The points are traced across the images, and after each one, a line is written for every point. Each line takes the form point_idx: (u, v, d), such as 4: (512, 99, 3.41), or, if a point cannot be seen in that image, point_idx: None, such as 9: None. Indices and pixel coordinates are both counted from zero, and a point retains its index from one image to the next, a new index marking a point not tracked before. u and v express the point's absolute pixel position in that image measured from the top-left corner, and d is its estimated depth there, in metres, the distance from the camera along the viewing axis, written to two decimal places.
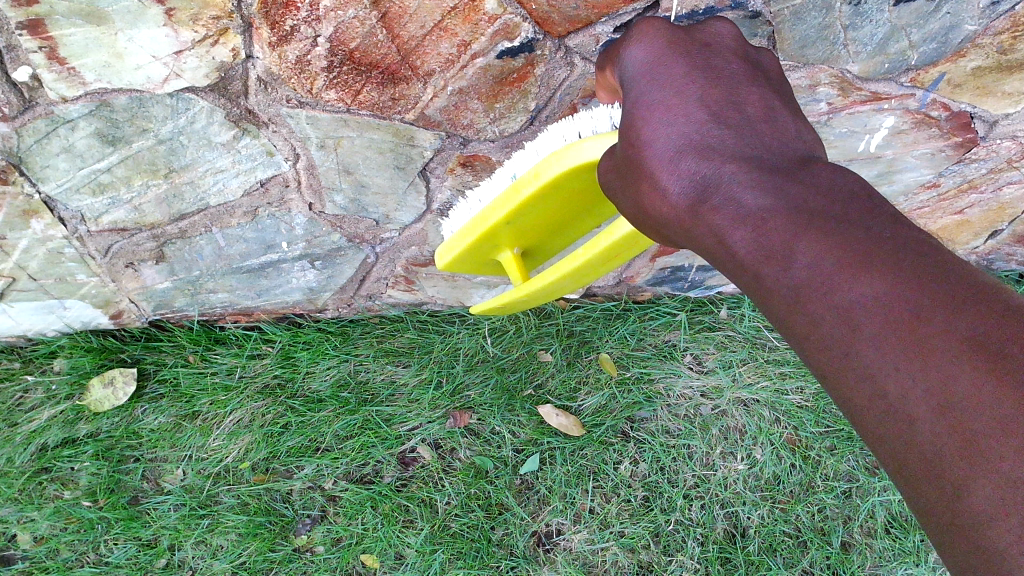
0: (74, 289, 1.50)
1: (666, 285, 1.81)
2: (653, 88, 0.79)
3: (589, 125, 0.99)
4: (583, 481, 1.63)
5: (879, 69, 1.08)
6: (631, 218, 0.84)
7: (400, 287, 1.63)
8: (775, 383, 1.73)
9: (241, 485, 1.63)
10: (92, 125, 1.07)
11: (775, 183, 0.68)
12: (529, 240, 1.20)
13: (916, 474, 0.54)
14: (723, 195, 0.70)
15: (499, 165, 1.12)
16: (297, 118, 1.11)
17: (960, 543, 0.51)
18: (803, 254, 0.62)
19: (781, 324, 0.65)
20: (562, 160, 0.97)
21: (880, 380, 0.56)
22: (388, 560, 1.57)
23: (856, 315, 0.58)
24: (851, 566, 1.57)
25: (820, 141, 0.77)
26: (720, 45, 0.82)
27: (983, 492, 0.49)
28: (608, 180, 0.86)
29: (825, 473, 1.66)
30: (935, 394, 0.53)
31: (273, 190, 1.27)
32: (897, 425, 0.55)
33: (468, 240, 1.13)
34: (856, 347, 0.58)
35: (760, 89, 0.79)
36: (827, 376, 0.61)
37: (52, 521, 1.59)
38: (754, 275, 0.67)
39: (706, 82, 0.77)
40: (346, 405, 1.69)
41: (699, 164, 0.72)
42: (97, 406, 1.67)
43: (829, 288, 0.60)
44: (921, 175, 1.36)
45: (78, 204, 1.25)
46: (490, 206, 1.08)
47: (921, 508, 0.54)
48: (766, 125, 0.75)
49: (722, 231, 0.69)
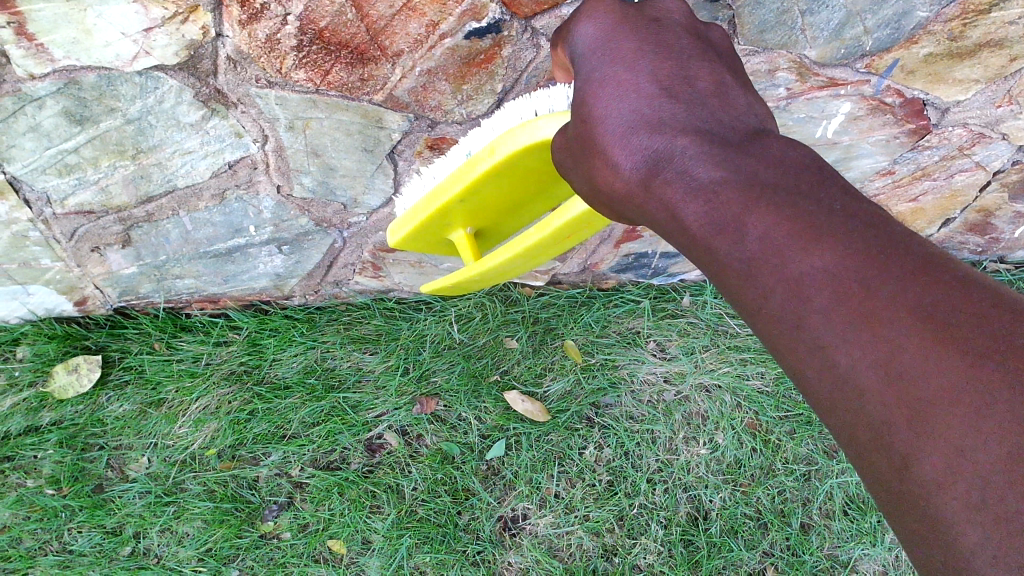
0: (38, 274, 1.49)
1: (630, 272, 1.83)
2: (603, 65, 0.81)
3: (546, 104, 1.02)
4: (548, 466, 1.66)
5: (835, 54, 1.12)
6: (583, 193, 0.87)
7: (367, 273, 1.64)
8: (736, 368, 1.77)
9: (207, 472, 1.63)
10: (60, 103, 1.07)
11: (726, 156, 0.70)
12: (483, 220, 1.22)
13: (864, 441, 0.57)
14: (676, 168, 0.71)
15: (456, 143, 1.14)
16: (266, 98, 1.12)
17: (907, 509, 0.54)
18: (755, 227, 0.64)
19: (731, 296, 0.68)
20: (517, 137, 1.00)
21: (829, 348, 0.59)
22: (355, 546, 1.58)
23: (806, 285, 0.61)
24: (810, 547, 1.61)
25: (770, 115, 0.80)
26: (669, 20, 0.85)
27: (930, 461, 0.53)
28: (562, 158, 0.88)
29: (786, 456, 1.69)
30: (882, 363, 0.56)
31: (241, 173, 1.28)
32: (843, 392, 0.58)
33: (421, 218, 1.15)
34: (806, 317, 0.60)
35: (710, 64, 0.81)
36: (777, 345, 0.63)
37: (14, 510, 1.58)
38: (706, 248, 0.68)
39: (657, 57, 0.79)
40: (313, 392, 1.70)
41: (651, 138, 0.73)
42: (61, 393, 1.66)
43: (779, 259, 0.62)
44: (877, 162, 1.40)
45: (44, 185, 1.24)
46: (444, 183, 1.10)
47: (867, 474, 0.57)
48: (717, 100, 0.77)
49: (673, 204, 0.71)
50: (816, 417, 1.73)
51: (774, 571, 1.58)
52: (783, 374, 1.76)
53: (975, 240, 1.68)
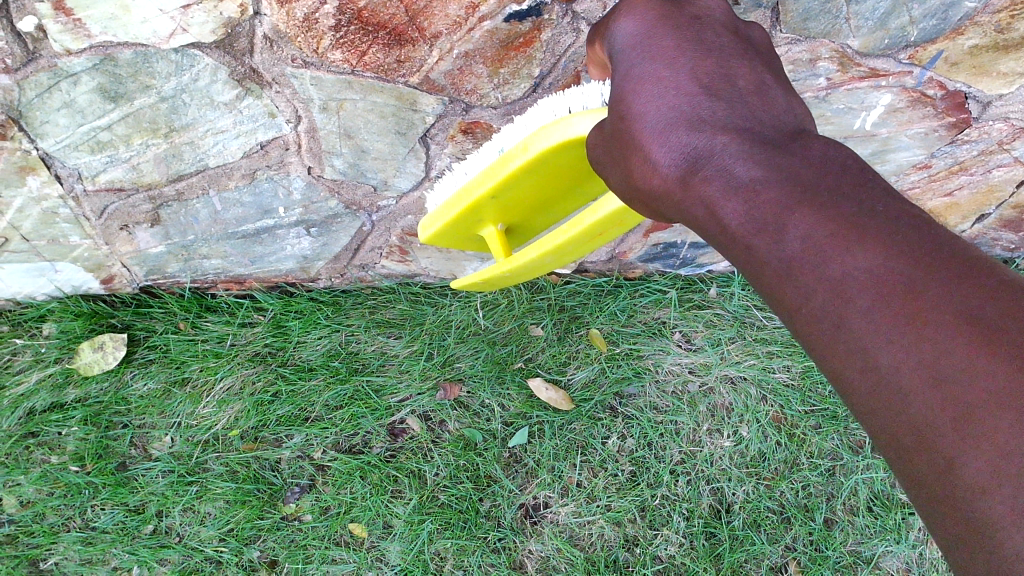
0: (66, 251, 1.49)
1: (658, 262, 1.81)
2: (643, 61, 0.79)
3: (579, 101, 1.00)
4: (571, 455, 1.64)
5: (878, 45, 1.10)
6: (619, 190, 0.85)
7: (394, 257, 1.64)
8: (762, 361, 1.75)
9: (230, 453, 1.63)
10: (95, 80, 1.07)
11: (767, 154, 0.68)
12: (513, 216, 1.21)
13: (909, 446, 0.56)
14: (715, 166, 0.70)
15: (487, 139, 1.13)
16: (301, 78, 1.11)
17: (953, 514, 0.53)
18: (796, 226, 0.63)
19: (772, 296, 0.66)
20: (551, 134, 0.98)
21: (872, 350, 0.57)
22: (376, 530, 1.58)
23: (849, 286, 0.59)
24: (833, 542, 1.60)
25: (811, 115, 0.78)
26: (709, 18, 0.83)
27: (975, 463, 0.51)
28: (598, 156, 0.87)
29: (810, 450, 1.68)
30: (929, 366, 0.55)
31: (272, 153, 1.27)
32: (888, 396, 0.57)
33: (451, 214, 1.15)
34: (848, 318, 0.59)
35: (750, 61, 0.80)
36: (818, 347, 0.62)
37: (38, 485, 1.59)
38: (746, 247, 0.67)
39: (696, 54, 0.78)
40: (337, 374, 1.70)
41: (691, 135, 0.73)
42: (86, 370, 1.66)
43: (821, 259, 0.61)
44: (914, 155, 1.38)
45: (75, 162, 1.24)
46: (476, 179, 1.09)
47: (912, 479, 0.56)
48: (757, 98, 0.76)
49: (713, 201, 0.70)
50: (842, 412, 1.71)
51: (795, 565, 1.58)
52: (810, 368, 1.74)
53: (1009, 237, 1.66)
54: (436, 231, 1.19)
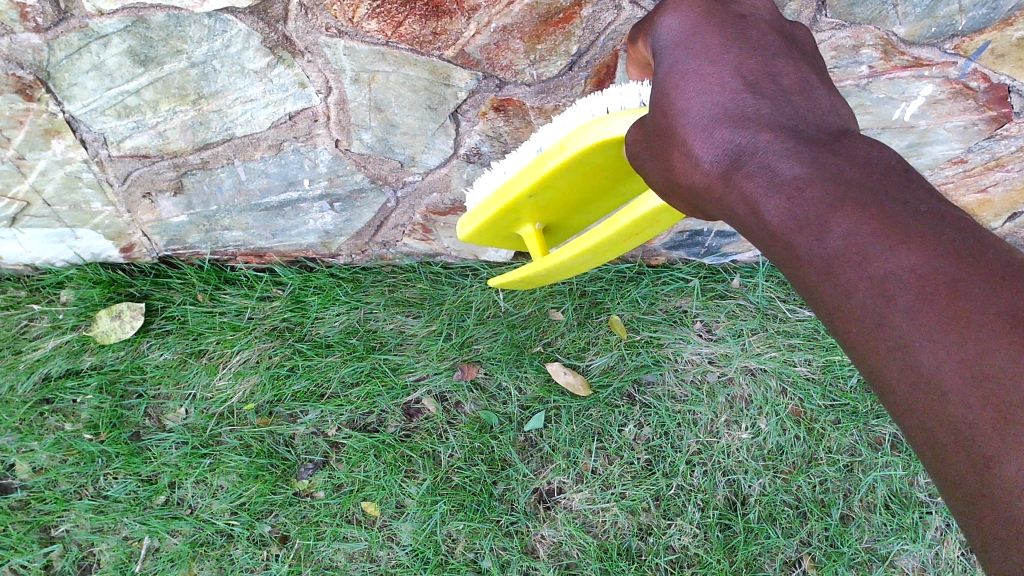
0: (87, 217, 1.48)
1: (682, 250, 1.78)
2: (687, 57, 0.78)
3: (617, 101, 0.99)
4: (587, 441, 1.63)
5: (925, 33, 1.08)
6: (657, 186, 0.84)
7: (416, 235, 1.62)
8: (783, 353, 1.73)
9: (244, 426, 1.62)
10: (126, 42, 1.05)
11: (811, 153, 0.66)
12: (551, 215, 1.20)
13: (947, 447, 0.54)
14: (758, 162, 0.68)
15: (526, 139, 1.12)
16: (334, 48, 1.09)
17: (989, 516, 0.51)
18: (838, 225, 0.61)
19: (810, 296, 0.64)
20: (588, 133, 0.97)
21: (913, 351, 0.56)
22: (388, 509, 1.57)
23: (891, 286, 0.57)
24: (849, 539, 1.58)
25: (855, 115, 0.76)
26: (755, 18, 0.82)
27: (1015, 464, 0.49)
28: (637, 151, 0.85)
29: (829, 445, 1.66)
30: (970, 367, 0.53)
31: (300, 124, 1.25)
32: (927, 397, 0.55)
33: (489, 212, 1.14)
34: (889, 318, 0.57)
35: (794, 61, 0.77)
36: (855, 346, 0.60)
37: (51, 452, 1.58)
38: (785, 244, 0.65)
39: (741, 51, 0.76)
40: (354, 352, 1.69)
41: (733, 132, 0.71)
42: (103, 338, 1.65)
43: (863, 256, 0.59)
44: (951, 148, 1.35)
45: (101, 126, 1.22)
46: (515, 177, 1.08)
47: (946, 479, 0.55)
48: (801, 97, 0.73)
49: (753, 198, 0.68)
50: (862, 408, 1.68)
51: (810, 560, 1.56)
52: (831, 362, 1.72)
53: None
54: (474, 229, 1.18)
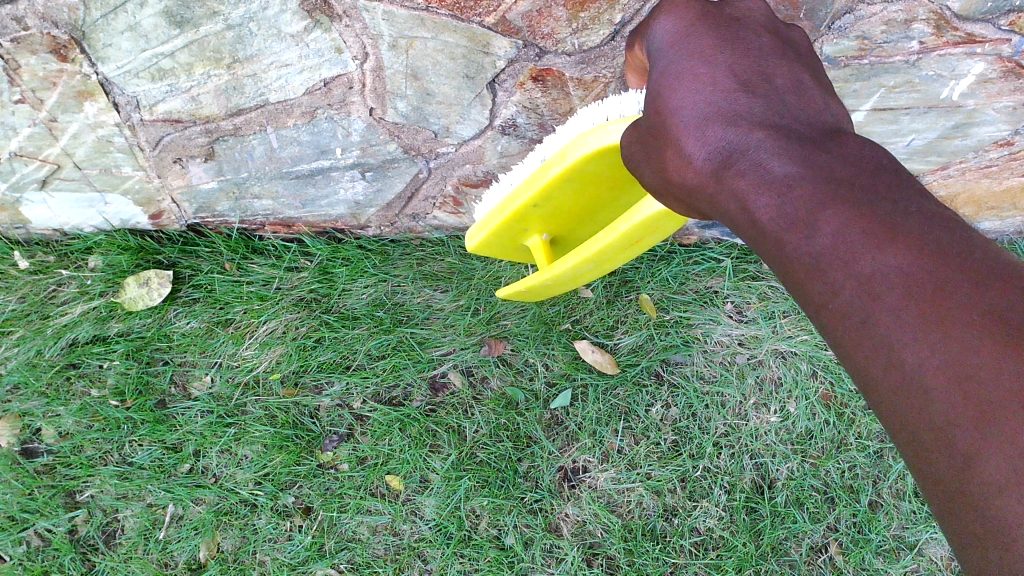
0: (118, 182, 1.47)
1: (716, 229, 1.73)
2: (681, 56, 0.79)
3: (617, 109, 1.01)
4: (613, 420, 1.61)
5: (980, 7, 1.04)
6: (653, 186, 0.85)
7: (447, 209, 1.61)
8: (815, 337, 1.69)
9: (270, 397, 1.61)
10: (163, 3, 1.05)
11: (802, 152, 0.67)
12: (556, 226, 1.22)
13: (926, 446, 0.54)
14: (750, 161, 0.69)
15: (531, 151, 1.14)
16: (373, 12, 1.08)
17: (965, 513, 0.51)
18: (828, 223, 0.61)
19: (799, 294, 0.64)
20: (588, 141, 0.99)
21: (896, 350, 0.56)
22: (412, 483, 1.56)
23: (878, 285, 0.57)
24: (877, 526, 1.56)
25: (850, 116, 0.76)
26: (750, 18, 0.82)
27: (992, 461, 0.49)
28: (633, 151, 0.87)
29: (860, 431, 1.62)
30: (953, 364, 0.52)
31: (335, 91, 1.24)
32: (908, 395, 0.55)
33: (495, 222, 1.15)
34: (874, 316, 0.57)
35: (789, 62, 0.79)
36: (841, 345, 0.60)
37: (77, 418, 1.58)
38: (776, 242, 0.66)
39: (735, 51, 0.77)
40: (381, 324, 1.67)
41: (725, 130, 0.72)
42: (131, 305, 1.64)
43: (850, 255, 0.59)
44: (998, 130, 1.31)
45: (135, 89, 1.21)
46: (519, 188, 1.10)
47: (925, 477, 0.54)
48: (794, 98, 0.75)
49: (744, 196, 0.69)
50: None
51: (836, 546, 1.55)
52: None
53: None
54: (481, 240, 1.20)
